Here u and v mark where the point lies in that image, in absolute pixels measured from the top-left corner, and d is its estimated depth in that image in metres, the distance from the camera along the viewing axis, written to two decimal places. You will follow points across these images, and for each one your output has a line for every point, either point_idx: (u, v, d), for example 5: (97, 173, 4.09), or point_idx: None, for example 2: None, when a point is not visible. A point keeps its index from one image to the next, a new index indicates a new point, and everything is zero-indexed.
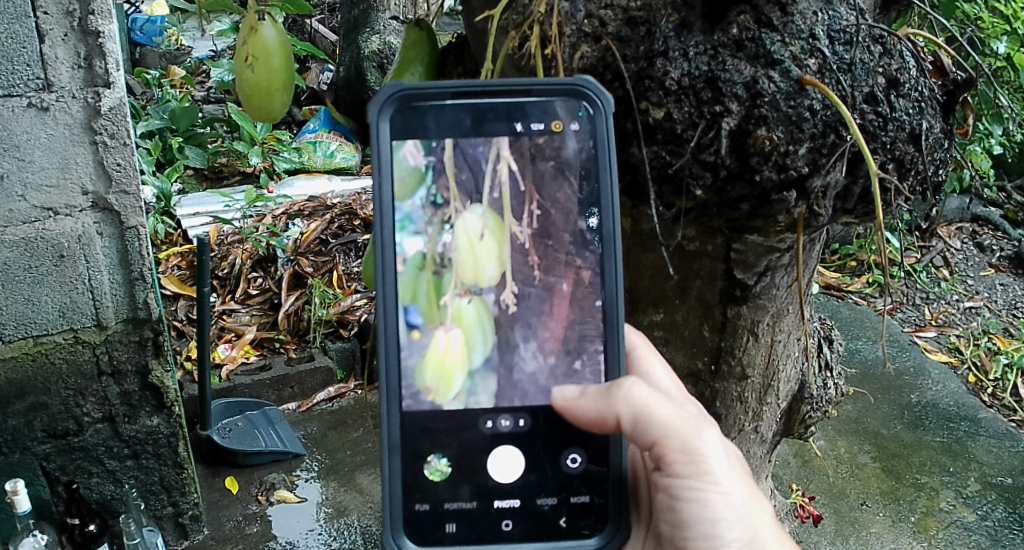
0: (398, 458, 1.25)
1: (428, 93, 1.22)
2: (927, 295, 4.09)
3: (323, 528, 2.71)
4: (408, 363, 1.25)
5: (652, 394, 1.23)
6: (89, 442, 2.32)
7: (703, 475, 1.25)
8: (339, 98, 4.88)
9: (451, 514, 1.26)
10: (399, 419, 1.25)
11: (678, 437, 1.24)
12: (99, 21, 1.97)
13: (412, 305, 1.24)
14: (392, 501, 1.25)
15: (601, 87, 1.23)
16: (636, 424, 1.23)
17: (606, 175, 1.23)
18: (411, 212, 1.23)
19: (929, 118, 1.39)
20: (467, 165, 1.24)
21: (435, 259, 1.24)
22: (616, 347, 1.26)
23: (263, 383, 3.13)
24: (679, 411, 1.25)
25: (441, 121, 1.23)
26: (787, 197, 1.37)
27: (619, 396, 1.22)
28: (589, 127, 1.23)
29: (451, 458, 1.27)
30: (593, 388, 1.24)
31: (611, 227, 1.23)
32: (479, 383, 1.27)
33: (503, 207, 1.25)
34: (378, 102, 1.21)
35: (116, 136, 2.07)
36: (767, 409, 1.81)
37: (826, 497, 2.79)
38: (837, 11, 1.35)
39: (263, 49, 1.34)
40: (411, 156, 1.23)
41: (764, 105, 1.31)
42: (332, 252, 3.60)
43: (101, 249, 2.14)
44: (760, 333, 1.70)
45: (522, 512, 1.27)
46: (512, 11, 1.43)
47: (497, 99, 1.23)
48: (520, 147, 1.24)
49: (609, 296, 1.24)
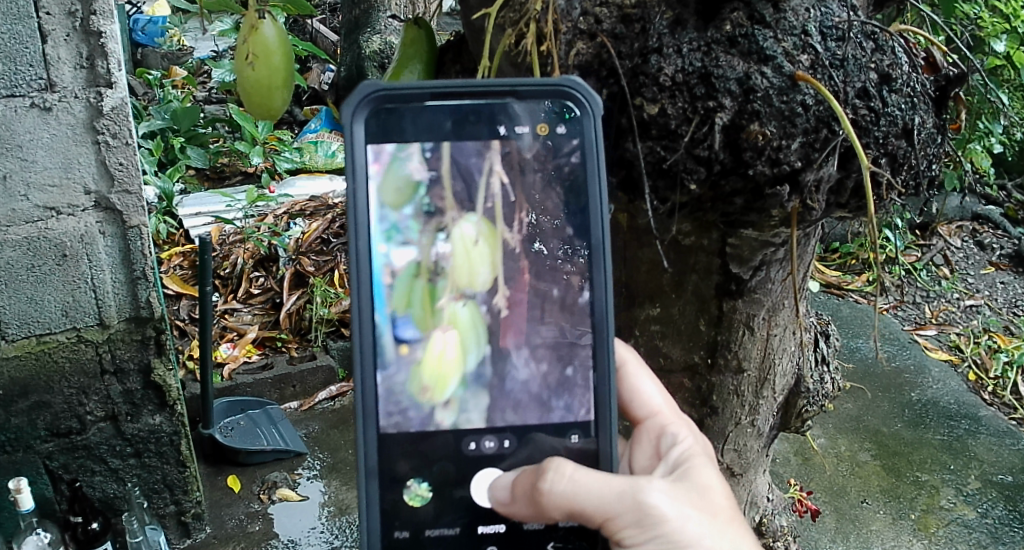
0: (376, 482, 1.24)
1: (407, 94, 1.20)
2: (927, 293, 4.09)
3: (324, 526, 2.72)
4: (399, 376, 1.24)
5: (577, 484, 1.19)
6: (92, 440, 2.34)
7: (655, 537, 1.20)
8: (341, 98, 4.90)
9: (432, 540, 1.26)
10: (376, 440, 1.24)
11: (615, 508, 1.20)
12: (101, 22, 1.99)
13: (406, 315, 1.23)
14: (370, 528, 1.24)
15: (588, 88, 1.22)
16: (572, 517, 1.21)
17: (594, 184, 1.22)
18: (399, 222, 1.22)
19: (921, 114, 1.41)
20: (461, 175, 1.23)
21: (429, 267, 1.23)
22: (605, 365, 1.25)
23: (264, 382, 3.15)
24: (609, 485, 1.20)
25: (420, 124, 1.21)
26: (780, 191, 1.38)
27: (544, 498, 1.20)
28: (577, 130, 1.22)
29: (431, 483, 1.26)
30: (522, 493, 1.22)
31: (599, 238, 1.22)
32: (471, 399, 1.27)
33: (496, 216, 1.24)
34: (352, 103, 1.19)
35: (118, 136, 2.09)
36: (764, 402, 1.83)
37: (826, 494, 2.80)
38: (830, 7, 1.36)
39: (264, 47, 1.36)
40: (416, 172, 1.22)
41: (757, 100, 1.32)
42: (333, 251, 3.61)
43: (103, 249, 2.16)
44: (756, 327, 1.71)
45: (507, 536, 1.27)
46: (509, 9, 1.45)
47: (478, 101, 1.22)
48: (513, 157, 1.24)
49: (597, 304, 1.24)
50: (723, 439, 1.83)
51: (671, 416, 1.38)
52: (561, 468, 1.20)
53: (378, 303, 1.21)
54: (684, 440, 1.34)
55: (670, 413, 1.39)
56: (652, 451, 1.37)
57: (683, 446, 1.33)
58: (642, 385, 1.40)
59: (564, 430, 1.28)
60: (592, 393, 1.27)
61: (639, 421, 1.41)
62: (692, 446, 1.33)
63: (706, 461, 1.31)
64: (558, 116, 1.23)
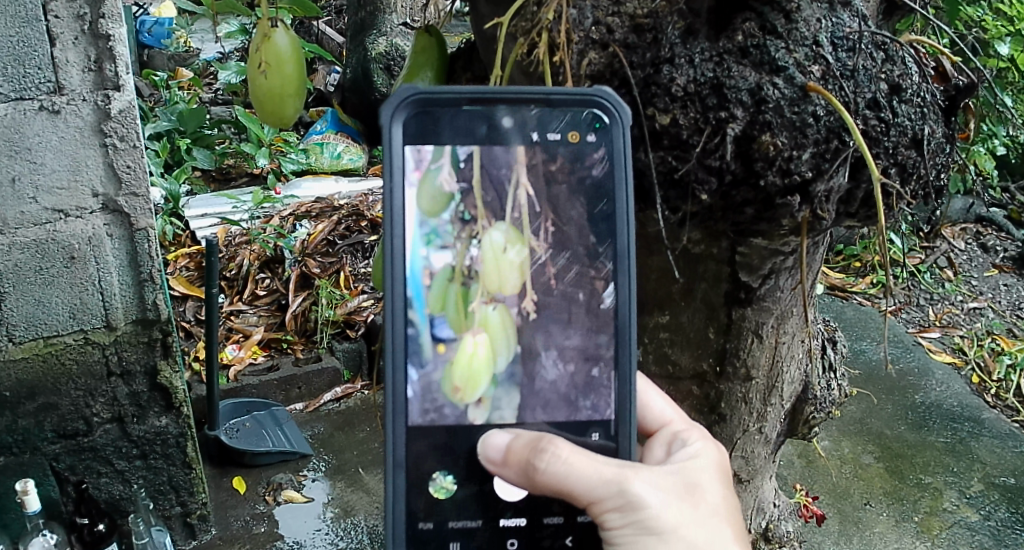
0: (403, 475, 1.24)
1: (443, 99, 1.21)
2: (931, 295, 4.10)
3: (330, 527, 2.73)
4: (436, 375, 1.24)
5: (572, 465, 1.20)
6: (99, 442, 2.34)
7: (633, 523, 1.20)
8: (347, 99, 4.91)
9: (455, 533, 1.25)
10: (403, 433, 1.24)
11: (599, 493, 1.20)
12: (109, 25, 2.00)
13: (443, 316, 1.23)
14: (395, 518, 1.24)
15: (619, 98, 1.24)
16: (560, 496, 1.21)
17: (621, 190, 1.23)
18: (438, 227, 1.22)
19: (930, 124, 1.42)
20: (492, 186, 1.23)
21: (463, 271, 1.23)
22: (628, 370, 1.26)
23: (271, 383, 3.16)
24: (597, 471, 1.20)
25: (456, 128, 1.22)
26: (791, 201, 1.39)
27: (536, 474, 1.20)
28: (606, 138, 1.23)
29: (457, 476, 1.26)
30: (514, 461, 1.22)
31: (625, 242, 1.23)
32: (503, 397, 1.27)
33: (523, 224, 1.24)
34: (391, 105, 1.20)
35: (125, 139, 2.10)
36: (772, 409, 1.84)
37: (830, 497, 2.80)
38: (841, 18, 1.38)
39: (276, 56, 1.36)
40: (449, 185, 1.22)
41: (769, 111, 1.33)
42: (339, 253, 3.64)
43: (111, 251, 2.17)
44: (764, 335, 1.72)
45: (527, 531, 1.26)
46: (521, 18, 1.45)
47: (514, 107, 1.22)
48: (555, 162, 1.24)
49: (621, 308, 1.24)
50: (732, 445, 1.84)
51: (683, 425, 1.39)
52: (558, 450, 1.20)
53: (417, 303, 1.22)
54: (694, 444, 1.34)
55: (683, 423, 1.40)
56: (663, 452, 1.36)
57: (690, 446, 1.34)
58: (654, 397, 1.43)
59: (586, 429, 1.28)
60: (614, 396, 1.27)
61: (653, 433, 1.42)
62: (701, 451, 1.33)
63: (711, 468, 1.30)
64: (588, 125, 1.24)
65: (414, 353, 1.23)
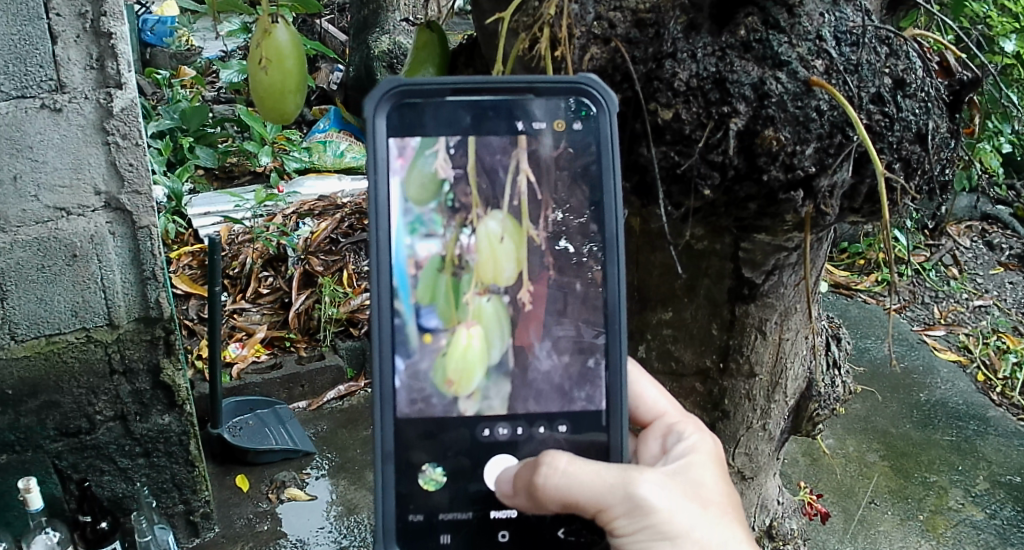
0: (391, 467, 1.23)
1: (426, 91, 1.20)
2: (936, 293, 4.07)
3: (333, 525, 2.73)
4: (422, 364, 1.24)
5: (573, 476, 1.19)
6: (101, 440, 2.34)
7: (646, 528, 1.19)
8: (351, 98, 4.90)
9: (446, 525, 1.25)
10: (392, 424, 1.23)
11: (605, 501, 1.19)
12: (111, 23, 1.99)
13: (431, 306, 1.22)
14: (385, 510, 1.23)
15: (605, 85, 1.22)
16: (567, 509, 1.20)
17: (608, 177, 1.21)
18: (423, 215, 1.21)
19: (935, 118, 1.41)
20: (486, 171, 1.22)
21: (454, 260, 1.23)
22: (617, 359, 1.24)
23: (273, 382, 3.16)
24: (599, 478, 1.19)
25: (439, 119, 1.21)
26: (794, 196, 1.38)
27: (539, 491, 1.19)
28: (592, 126, 1.22)
29: (446, 468, 1.25)
30: (521, 484, 1.22)
31: (613, 230, 1.21)
32: (493, 387, 1.27)
33: (522, 212, 1.24)
34: (374, 98, 1.19)
35: (128, 136, 2.09)
36: (775, 406, 1.83)
37: (835, 495, 2.79)
38: (844, 13, 1.37)
39: (277, 51, 1.36)
40: (442, 169, 1.21)
41: (772, 106, 1.32)
42: (343, 251, 3.61)
43: (114, 249, 2.16)
44: (768, 331, 1.71)
45: (520, 524, 1.26)
46: (522, 13, 1.44)
47: (498, 97, 1.21)
48: (540, 152, 1.23)
49: (609, 296, 1.23)
50: (735, 442, 1.83)
51: (678, 416, 1.38)
52: (554, 463, 1.19)
53: (403, 293, 1.21)
54: (690, 437, 1.33)
55: (678, 414, 1.39)
56: (658, 447, 1.36)
57: (688, 441, 1.32)
58: (646, 388, 1.41)
59: (580, 423, 1.27)
60: (603, 388, 1.26)
61: (647, 425, 1.41)
62: (697, 443, 1.32)
63: (708, 460, 1.29)
64: (573, 113, 1.22)
65: (401, 344, 1.22)
